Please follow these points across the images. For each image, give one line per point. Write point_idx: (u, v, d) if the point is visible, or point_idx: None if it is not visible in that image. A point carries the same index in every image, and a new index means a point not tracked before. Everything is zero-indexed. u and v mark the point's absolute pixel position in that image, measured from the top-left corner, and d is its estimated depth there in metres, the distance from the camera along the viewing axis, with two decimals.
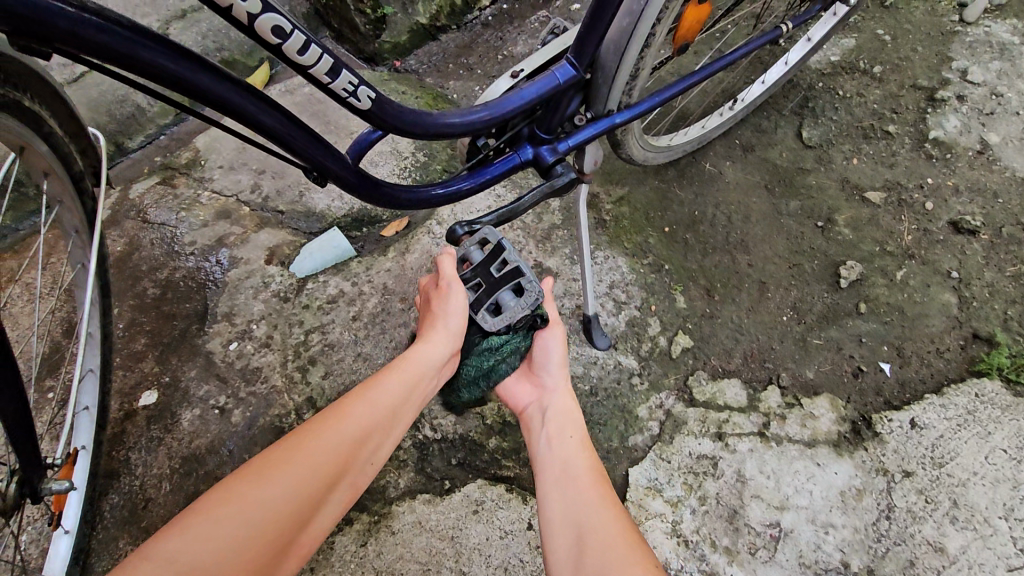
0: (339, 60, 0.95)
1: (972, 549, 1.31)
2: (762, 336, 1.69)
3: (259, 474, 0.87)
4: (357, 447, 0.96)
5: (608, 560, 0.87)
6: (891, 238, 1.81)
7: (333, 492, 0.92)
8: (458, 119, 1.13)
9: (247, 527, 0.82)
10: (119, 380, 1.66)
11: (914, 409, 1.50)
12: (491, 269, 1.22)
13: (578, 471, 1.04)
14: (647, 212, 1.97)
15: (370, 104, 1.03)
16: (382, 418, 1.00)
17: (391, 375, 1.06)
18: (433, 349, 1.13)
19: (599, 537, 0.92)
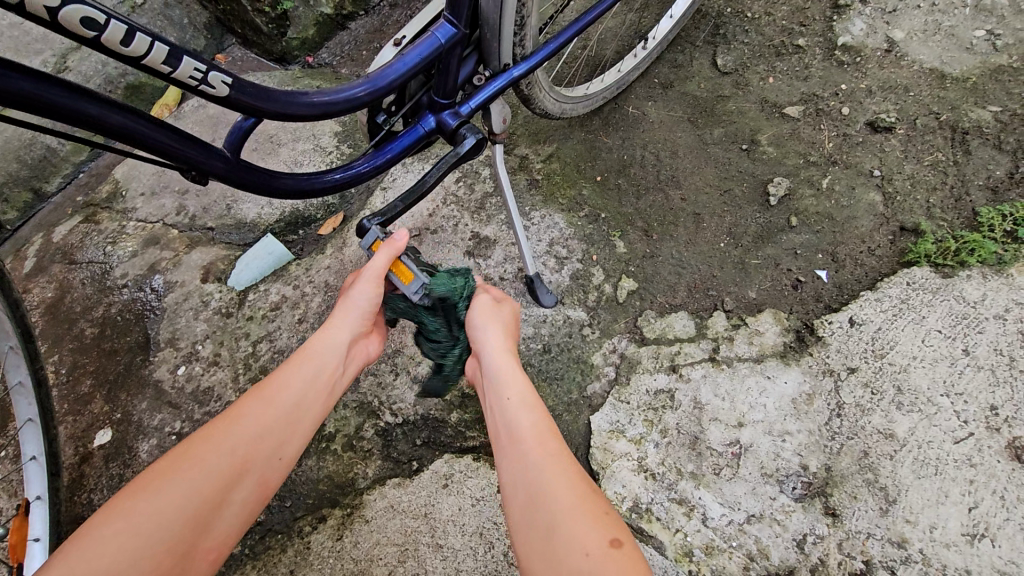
0: (178, 48, 0.94)
1: (920, 429, 1.35)
2: (703, 266, 1.71)
3: (153, 485, 0.89)
4: (258, 443, 0.98)
5: (555, 516, 0.86)
6: (814, 148, 1.83)
7: (234, 491, 0.93)
8: (340, 96, 1.11)
9: (139, 539, 0.84)
10: (70, 425, 1.64)
11: (852, 308, 1.53)
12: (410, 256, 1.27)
13: (532, 432, 0.99)
14: (578, 165, 1.96)
15: (227, 90, 1.01)
16: (279, 416, 1.02)
17: (286, 372, 1.07)
18: (328, 337, 1.14)
19: (551, 497, 0.88)
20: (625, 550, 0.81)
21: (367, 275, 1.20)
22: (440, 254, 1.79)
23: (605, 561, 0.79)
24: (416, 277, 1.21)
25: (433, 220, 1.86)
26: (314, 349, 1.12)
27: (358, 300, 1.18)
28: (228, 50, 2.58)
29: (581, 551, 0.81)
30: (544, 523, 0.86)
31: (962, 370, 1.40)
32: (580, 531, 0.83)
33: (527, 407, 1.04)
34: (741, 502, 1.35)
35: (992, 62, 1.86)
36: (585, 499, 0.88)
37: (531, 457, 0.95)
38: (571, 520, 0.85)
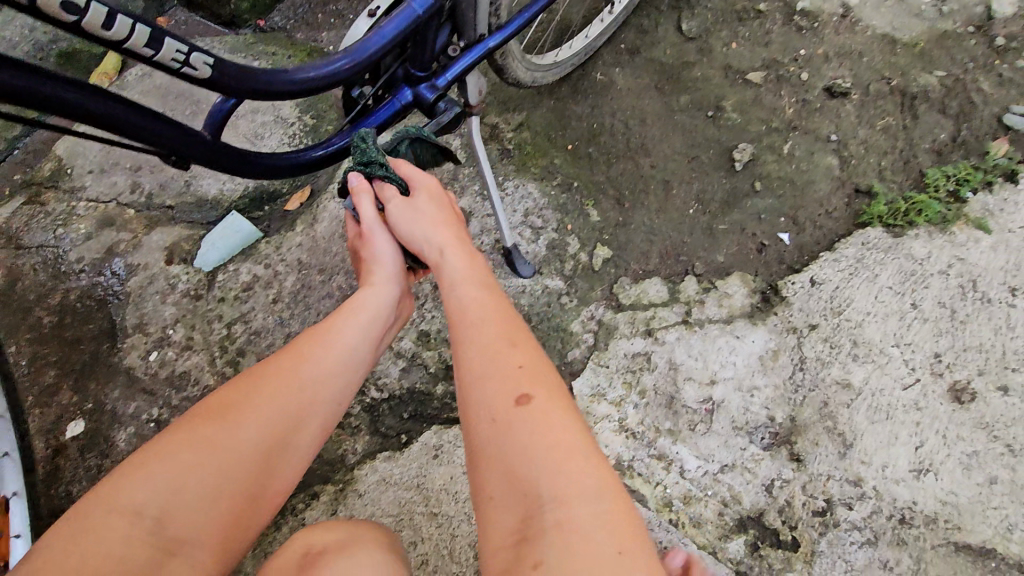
0: (159, 29, 0.91)
1: (873, 378, 1.47)
2: (673, 233, 1.77)
3: (210, 435, 0.91)
4: (318, 389, 1.01)
5: (489, 372, 1.01)
6: (775, 114, 1.89)
7: (295, 432, 0.98)
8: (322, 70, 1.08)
9: (209, 469, 0.89)
10: (36, 418, 1.56)
11: (813, 268, 1.63)
12: None
13: (472, 315, 1.10)
14: (549, 134, 1.97)
15: (209, 71, 0.98)
16: (335, 365, 1.05)
17: (339, 322, 1.09)
18: (374, 293, 1.16)
19: (484, 363, 1.02)
20: (537, 402, 0.96)
21: (375, 229, 1.23)
22: None
23: (527, 425, 0.93)
24: (405, 229, 1.26)
25: None
26: (363, 301, 1.14)
27: (382, 254, 1.22)
28: (170, 12, 2.40)
29: (507, 399, 0.97)
30: (477, 400, 0.99)
31: (909, 323, 1.52)
32: (504, 385, 0.99)
33: (466, 282, 1.16)
34: (714, 454, 1.45)
35: (938, 28, 1.95)
36: (520, 369, 1.00)
37: (475, 350, 1.05)
38: (501, 391, 0.98)
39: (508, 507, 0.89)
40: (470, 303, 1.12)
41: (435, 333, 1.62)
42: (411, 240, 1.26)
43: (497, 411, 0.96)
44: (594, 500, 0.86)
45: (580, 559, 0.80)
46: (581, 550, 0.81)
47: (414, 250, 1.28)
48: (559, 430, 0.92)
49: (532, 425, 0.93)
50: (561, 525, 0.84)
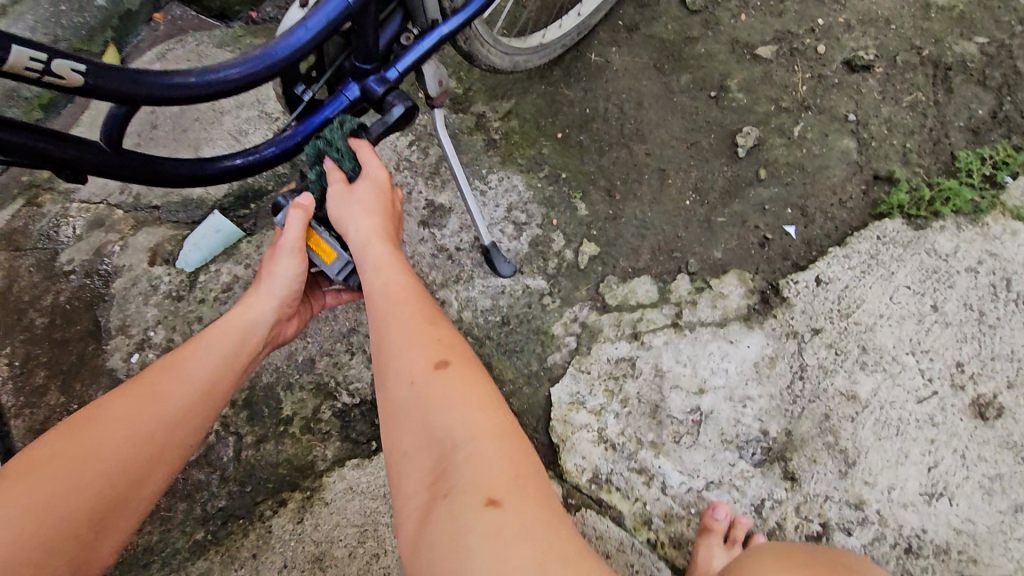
0: (1, 35, 0.78)
1: (883, 390, 1.32)
2: (667, 227, 1.64)
3: (58, 468, 0.86)
4: (177, 420, 0.98)
5: (397, 344, 0.96)
6: (786, 93, 1.71)
7: (151, 467, 0.94)
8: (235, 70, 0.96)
9: (45, 514, 0.83)
10: (26, 419, 1.60)
11: (819, 266, 1.46)
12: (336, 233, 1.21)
13: (385, 290, 1.04)
14: (538, 121, 1.85)
15: (80, 76, 0.85)
16: (198, 394, 1.01)
17: (201, 350, 1.06)
18: (248, 317, 1.13)
19: (391, 335, 0.97)
20: (452, 368, 0.91)
21: (287, 248, 1.14)
22: None
23: (437, 383, 0.89)
24: (339, 256, 1.15)
25: None
26: (233, 325, 1.11)
27: (281, 276, 1.14)
28: (166, 7, 2.39)
29: (411, 375, 0.91)
30: (386, 371, 0.94)
31: (928, 327, 1.35)
32: (412, 355, 0.93)
33: (387, 260, 1.09)
34: (699, 469, 1.34)
35: None
36: (426, 335, 0.96)
37: (383, 317, 1.00)
38: (407, 357, 0.93)
39: (418, 458, 0.85)
40: (388, 287, 1.05)
41: None
42: (345, 266, 1.16)
43: (401, 377, 0.92)
44: (499, 438, 0.84)
45: (485, 488, 0.78)
46: (483, 479, 0.79)
47: (347, 278, 1.16)
48: (471, 386, 0.89)
49: (441, 387, 0.89)
50: (467, 466, 0.80)
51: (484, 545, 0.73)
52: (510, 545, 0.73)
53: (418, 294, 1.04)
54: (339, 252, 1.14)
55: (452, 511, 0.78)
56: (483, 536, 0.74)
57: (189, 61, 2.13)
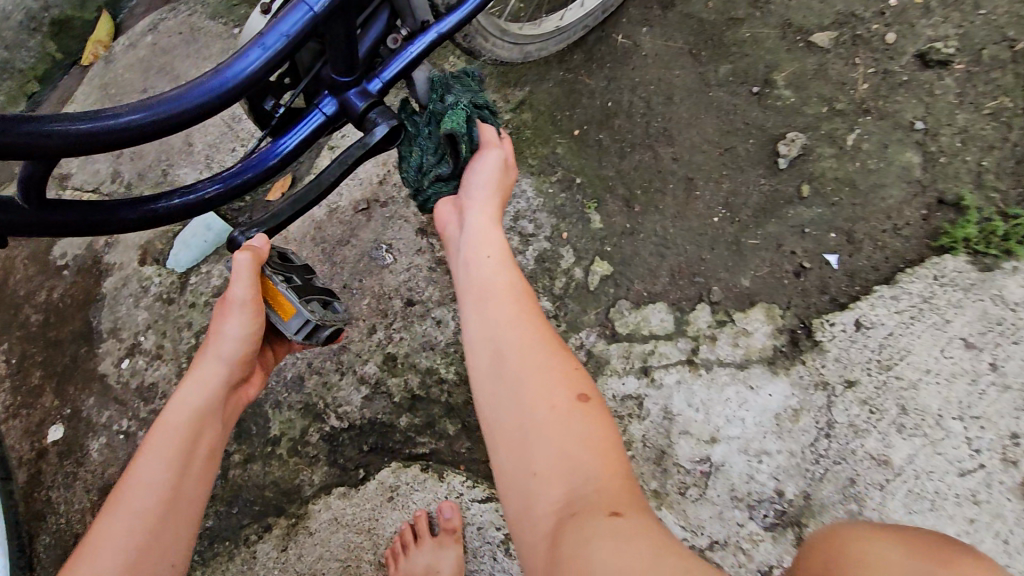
0: None
1: (921, 457, 1.16)
2: (690, 246, 1.46)
3: None
4: (162, 515, 0.95)
5: (519, 361, 0.85)
6: (843, 92, 1.48)
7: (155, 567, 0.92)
8: (187, 100, 0.76)
9: None
10: (23, 419, 1.60)
11: (860, 307, 1.29)
12: (294, 280, 1.13)
13: (498, 287, 0.94)
14: (553, 114, 1.65)
15: None
16: (169, 487, 0.97)
17: (156, 440, 1.00)
18: (199, 385, 1.06)
19: (512, 351, 0.86)
20: (591, 404, 0.80)
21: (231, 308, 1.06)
22: (390, 231, 1.57)
23: (574, 415, 0.78)
24: (297, 313, 1.09)
25: (383, 188, 1.61)
26: (185, 403, 1.04)
27: (227, 338, 1.07)
28: None
29: (542, 399, 0.80)
30: (507, 379, 0.84)
31: (983, 390, 1.18)
32: (536, 372, 0.83)
33: (498, 258, 0.99)
34: (705, 526, 1.22)
35: None
36: (551, 359, 0.84)
37: (505, 329, 0.89)
38: (537, 376, 0.82)
39: (546, 489, 0.74)
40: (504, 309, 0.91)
41: (402, 357, 1.46)
42: (302, 325, 1.09)
43: (528, 390, 0.81)
44: (627, 478, 0.74)
45: (609, 503, 0.70)
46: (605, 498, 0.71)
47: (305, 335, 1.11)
48: (608, 427, 0.79)
49: (577, 416, 0.78)
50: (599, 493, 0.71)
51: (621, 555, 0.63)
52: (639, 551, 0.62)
53: (537, 308, 0.92)
54: (299, 309, 1.08)
55: (579, 529, 0.68)
56: (605, 546, 0.64)
57: (181, 34, 1.96)
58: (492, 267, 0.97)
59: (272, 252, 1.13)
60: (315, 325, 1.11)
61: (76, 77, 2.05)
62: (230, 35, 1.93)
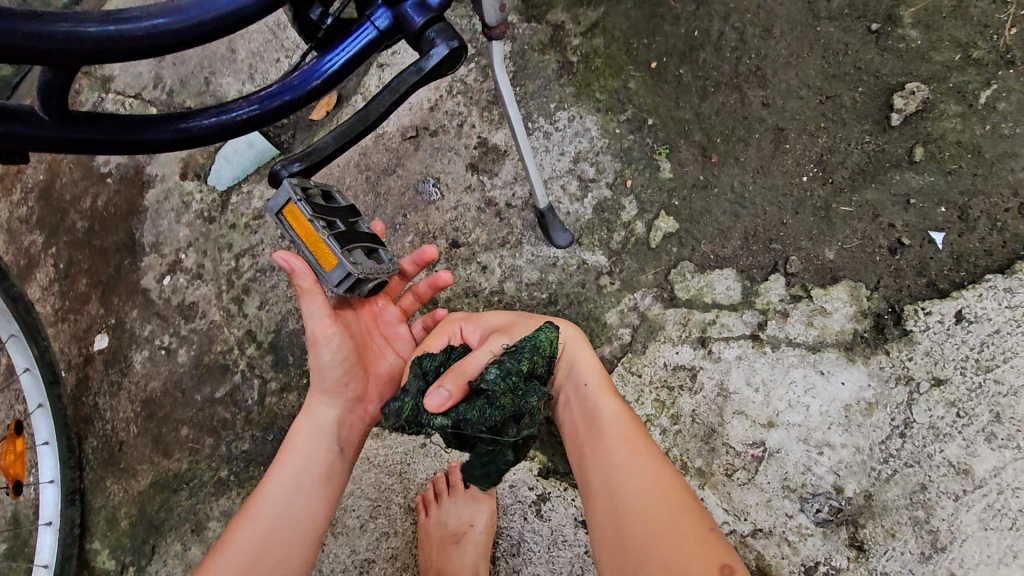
0: None
1: (1009, 471, 1.04)
2: (771, 208, 1.29)
3: None
4: (270, 537, 0.99)
5: (647, 521, 0.88)
6: (984, 37, 1.23)
7: None
8: (219, 3, 0.65)
9: None
10: (71, 324, 1.62)
11: (965, 297, 1.14)
12: (335, 223, 0.96)
13: (613, 427, 1.03)
14: (628, 40, 1.43)
15: None
16: (279, 512, 1.02)
17: (279, 461, 1.08)
18: (313, 412, 1.12)
19: (634, 499, 0.92)
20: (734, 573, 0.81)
21: (321, 334, 1.07)
22: (439, 163, 1.45)
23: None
24: (338, 263, 0.93)
25: (434, 115, 1.47)
26: (303, 428, 1.11)
27: (324, 361, 1.09)
28: None
29: (677, 559, 0.82)
30: (634, 535, 0.88)
31: None
32: (666, 529, 0.86)
33: (604, 390, 1.08)
34: (749, 512, 1.15)
35: None
36: (682, 517, 0.88)
37: (629, 493, 0.93)
38: (667, 542, 0.84)
39: None
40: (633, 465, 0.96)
41: (444, 301, 1.39)
42: (342, 277, 0.94)
43: (660, 551, 0.84)
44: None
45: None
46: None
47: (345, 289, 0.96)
48: None
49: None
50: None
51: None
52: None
53: (655, 451, 1.00)
54: (341, 259, 0.93)
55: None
56: None
57: None
58: (603, 402, 1.06)
59: (311, 186, 0.96)
60: (357, 279, 0.96)
61: None
62: None
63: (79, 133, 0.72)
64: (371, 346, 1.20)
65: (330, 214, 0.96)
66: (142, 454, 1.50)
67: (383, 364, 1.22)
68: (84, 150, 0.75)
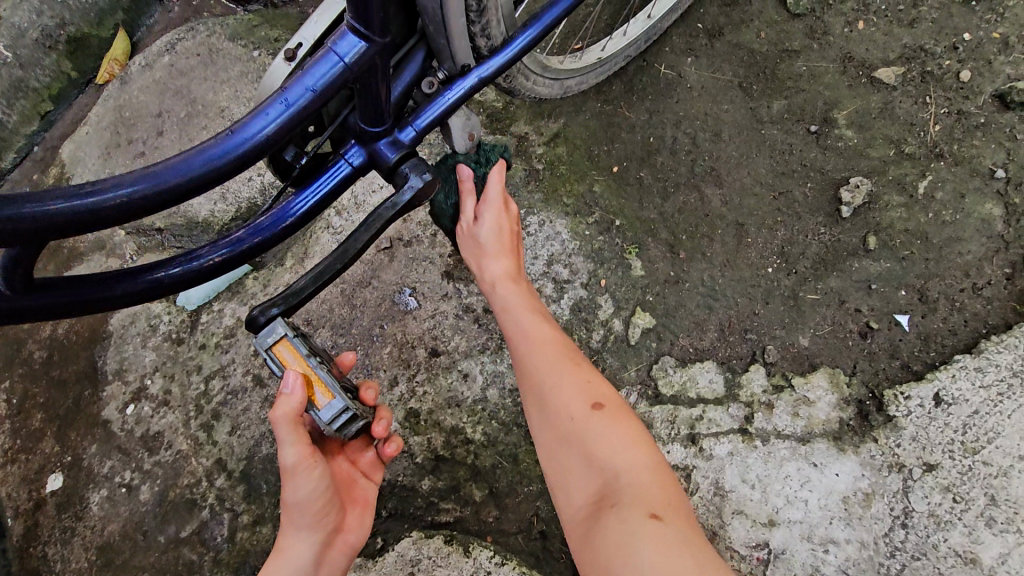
0: None
1: (1015, 557, 1.03)
2: (742, 299, 1.33)
3: None
4: None
5: (546, 386, 0.99)
6: (912, 134, 1.35)
7: None
8: (196, 164, 0.67)
9: None
10: (23, 465, 1.50)
11: (940, 378, 1.16)
12: (325, 361, 0.96)
13: (530, 324, 1.09)
14: (590, 148, 1.50)
15: None
16: None
17: None
18: (291, 547, 1.01)
19: (536, 360, 1.03)
20: (607, 407, 0.94)
21: (295, 469, 0.95)
22: (414, 273, 1.45)
23: (594, 424, 0.92)
24: (337, 398, 0.91)
25: (407, 226, 1.49)
26: (281, 562, 1.00)
27: (300, 500, 0.98)
28: None
29: (568, 412, 0.94)
30: (536, 394, 1.00)
31: None
32: (561, 388, 0.97)
33: (501, 247, 1.16)
34: None
35: None
36: (567, 368, 1.01)
37: (528, 352, 1.04)
38: (559, 390, 0.97)
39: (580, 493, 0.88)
40: (529, 324, 1.09)
41: (425, 413, 1.35)
42: (340, 413, 0.92)
43: (556, 409, 0.96)
44: (652, 472, 0.85)
45: (646, 505, 0.80)
46: (647, 500, 0.81)
47: (341, 426, 0.93)
48: (627, 423, 0.92)
49: (594, 422, 0.92)
50: (637, 491, 0.82)
51: (659, 554, 0.74)
52: (681, 553, 0.74)
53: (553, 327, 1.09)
54: (339, 395, 0.91)
55: (620, 521, 0.79)
56: (642, 543, 0.76)
57: (199, 55, 1.84)
58: (496, 257, 1.16)
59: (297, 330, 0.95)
60: (352, 415, 0.94)
61: (90, 97, 1.94)
62: (249, 58, 1.81)
63: (43, 297, 0.71)
64: (343, 476, 1.12)
65: (318, 352, 0.96)
66: None
67: (358, 490, 1.13)
68: (47, 313, 0.73)
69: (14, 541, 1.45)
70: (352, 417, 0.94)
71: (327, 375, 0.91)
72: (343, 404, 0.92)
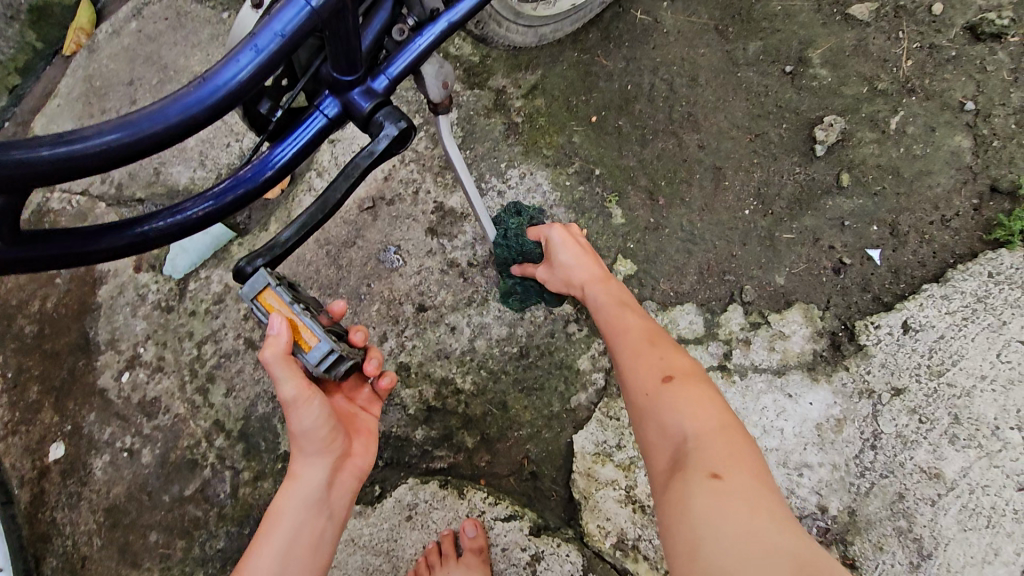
0: None
1: (976, 470, 1.10)
2: (720, 241, 1.35)
3: None
4: None
5: (624, 358, 1.00)
6: (885, 70, 1.36)
7: None
8: (170, 114, 0.67)
9: None
10: (23, 436, 1.53)
11: (908, 307, 1.21)
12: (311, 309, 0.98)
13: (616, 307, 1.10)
14: (567, 99, 1.50)
15: None
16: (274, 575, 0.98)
17: (271, 524, 1.03)
18: (300, 478, 1.05)
19: (619, 336, 1.04)
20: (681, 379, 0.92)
21: (294, 400, 0.98)
22: (398, 231, 1.46)
23: (664, 392, 0.91)
24: (323, 340, 0.94)
25: (389, 185, 1.49)
26: (293, 489, 1.05)
27: (304, 429, 1.01)
28: None
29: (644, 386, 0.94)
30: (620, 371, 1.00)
31: None
32: (640, 362, 0.97)
33: (581, 258, 1.20)
34: None
35: None
36: (652, 346, 0.99)
37: (612, 338, 1.05)
38: (639, 362, 0.97)
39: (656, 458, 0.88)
40: (613, 313, 1.09)
41: (415, 367, 1.38)
42: (326, 355, 0.94)
43: (632, 380, 0.96)
44: (725, 438, 0.83)
45: (709, 464, 0.79)
46: (710, 460, 0.80)
47: (329, 367, 0.95)
48: (702, 394, 0.89)
49: (667, 392, 0.91)
50: (702, 452, 0.81)
51: (719, 510, 0.73)
52: (740, 513, 0.73)
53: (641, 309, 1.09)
54: (323, 337, 0.93)
55: (685, 481, 0.79)
56: (708, 503, 0.75)
57: (167, 19, 1.79)
58: (579, 267, 1.20)
59: (283, 281, 0.96)
60: (339, 357, 0.96)
61: (58, 67, 1.89)
62: (219, 20, 1.77)
63: (34, 248, 0.73)
64: (343, 411, 1.15)
65: (305, 301, 0.98)
66: (109, 567, 1.41)
67: (359, 422, 1.17)
68: (40, 267, 0.75)
69: (23, 507, 1.49)
70: (340, 358, 0.96)
71: (310, 320, 0.93)
72: (326, 347, 0.94)
